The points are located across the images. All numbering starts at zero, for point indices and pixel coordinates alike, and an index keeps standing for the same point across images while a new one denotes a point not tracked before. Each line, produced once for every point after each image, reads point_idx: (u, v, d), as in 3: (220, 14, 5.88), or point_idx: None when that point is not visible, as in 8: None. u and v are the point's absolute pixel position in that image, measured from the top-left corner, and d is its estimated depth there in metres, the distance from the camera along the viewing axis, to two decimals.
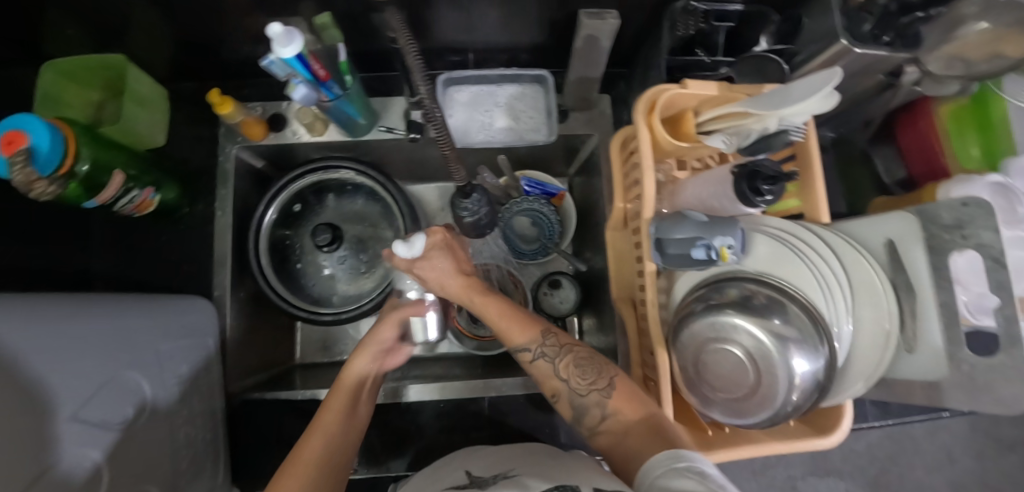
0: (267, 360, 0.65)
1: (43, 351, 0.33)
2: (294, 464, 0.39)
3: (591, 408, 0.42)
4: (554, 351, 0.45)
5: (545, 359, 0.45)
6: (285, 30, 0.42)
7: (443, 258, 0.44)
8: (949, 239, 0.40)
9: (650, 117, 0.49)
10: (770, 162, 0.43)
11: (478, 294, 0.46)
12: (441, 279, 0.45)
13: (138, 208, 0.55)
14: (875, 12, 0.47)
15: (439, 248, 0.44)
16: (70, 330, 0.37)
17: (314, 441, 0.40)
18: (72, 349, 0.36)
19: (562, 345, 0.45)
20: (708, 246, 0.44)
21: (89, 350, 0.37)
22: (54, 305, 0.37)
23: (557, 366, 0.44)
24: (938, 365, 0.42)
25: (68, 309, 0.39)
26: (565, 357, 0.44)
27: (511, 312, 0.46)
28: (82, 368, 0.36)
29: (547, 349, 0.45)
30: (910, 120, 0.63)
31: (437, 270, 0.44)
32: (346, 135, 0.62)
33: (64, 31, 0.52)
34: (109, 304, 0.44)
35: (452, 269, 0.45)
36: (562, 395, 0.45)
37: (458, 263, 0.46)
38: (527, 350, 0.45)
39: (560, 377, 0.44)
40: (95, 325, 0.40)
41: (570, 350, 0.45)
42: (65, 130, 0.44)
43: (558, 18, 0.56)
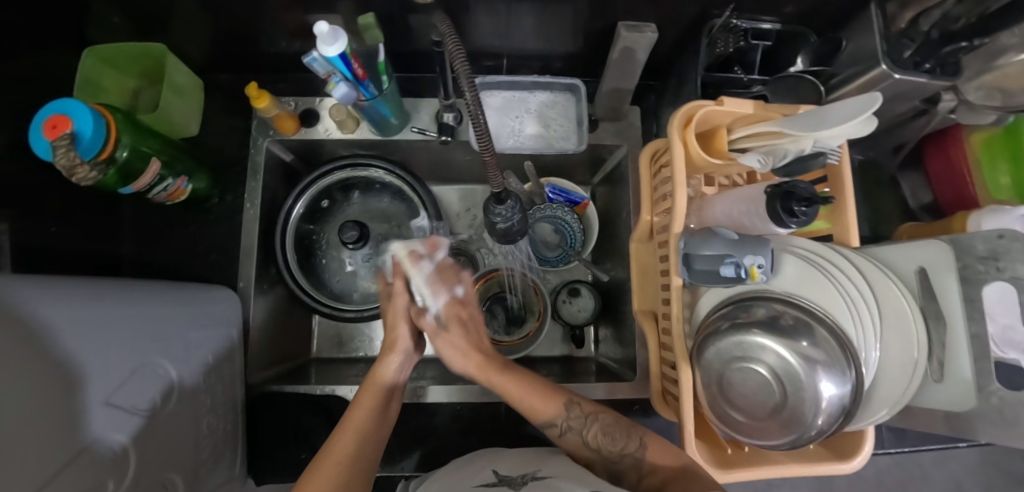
0: (286, 353, 0.66)
1: (81, 334, 0.33)
2: (324, 462, 0.40)
3: (629, 469, 0.44)
4: (580, 423, 0.47)
5: (572, 432, 0.47)
6: (331, 29, 0.42)
7: (460, 331, 0.49)
8: (983, 269, 0.41)
9: (685, 132, 0.49)
10: (806, 183, 0.43)
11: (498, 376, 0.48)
12: (460, 356, 0.49)
13: (172, 196, 0.55)
14: (917, 39, 0.48)
15: (453, 322, 0.49)
16: (108, 315, 0.37)
17: (343, 441, 0.42)
18: (108, 333, 0.36)
19: (589, 414, 0.47)
20: (738, 264, 0.44)
21: (123, 335, 0.38)
22: (91, 289, 0.38)
23: (586, 436, 0.47)
24: (966, 397, 0.42)
25: (105, 293, 0.39)
26: (593, 427, 0.47)
27: (532, 386, 0.48)
28: (116, 353, 0.36)
29: (572, 422, 0.47)
30: (942, 147, 0.64)
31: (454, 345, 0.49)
32: (375, 134, 0.63)
33: (110, 18, 0.53)
34: (142, 290, 0.44)
35: (466, 348, 0.49)
36: (596, 463, 0.46)
37: (473, 345, 0.50)
38: (554, 425, 0.47)
39: (590, 447, 0.46)
40: (130, 310, 0.40)
41: (596, 419, 0.47)
42: (107, 117, 0.45)
43: (596, 29, 0.56)
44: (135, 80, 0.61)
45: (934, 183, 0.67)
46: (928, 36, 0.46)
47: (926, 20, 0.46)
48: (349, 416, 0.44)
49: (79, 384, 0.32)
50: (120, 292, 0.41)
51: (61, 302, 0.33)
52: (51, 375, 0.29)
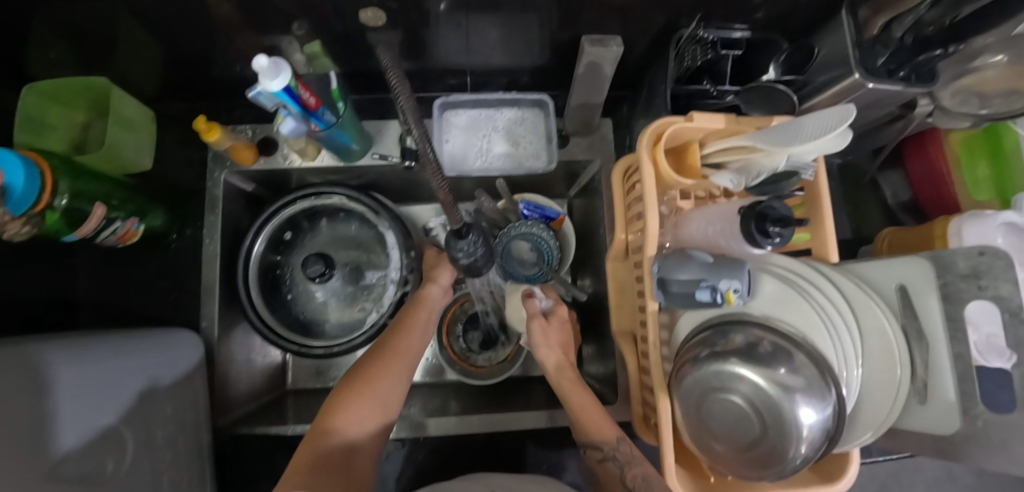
0: (258, 388, 0.64)
1: (33, 399, 0.31)
2: (391, 354, 0.47)
3: None
4: (627, 458, 0.43)
5: (615, 462, 0.43)
6: (271, 62, 0.40)
7: (557, 331, 0.55)
8: (964, 288, 0.39)
9: (655, 149, 0.48)
10: (780, 203, 0.41)
11: (575, 386, 0.50)
12: (546, 348, 0.53)
13: (122, 239, 0.53)
14: (891, 45, 0.44)
15: (555, 320, 0.57)
16: (54, 378, 0.34)
17: (401, 343, 0.49)
18: (64, 396, 0.34)
19: (638, 457, 0.43)
20: (713, 289, 0.43)
21: (76, 394, 0.36)
22: (37, 348, 0.35)
23: (625, 473, 0.41)
24: (952, 417, 0.40)
25: (51, 354, 0.36)
26: (637, 468, 0.41)
27: (594, 407, 0.47)
28: (64, 422, 0.34)
29: (619, 454, 0.43)
30: (919, 147, 0.63)
31: (547, 337, 0.54)
32: (338, 160, 0.60)
33: (46, 54, 0.50)
34: (90, 342, 0.41)
35: (557, 347, 0.54)
36: None
37: (563, 348, 0.55)
38: (599, 449, 0.44)
39: (624, 483, 0.41)
40: (81, 367, 0.38)
41: (642, 465, 0.42)
42: (42, 165, 0.42)
43: (562, 42, 0.54)
44: (81, 114, 0.57)
45: (914, 184, 0.66)
46: (902, 42, 0.43)
47: (898, 26, 0.43)
48: (406, 323, 0.50)
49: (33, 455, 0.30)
50: (63, 348, 0.38)
51: (13, 363, 0.31)
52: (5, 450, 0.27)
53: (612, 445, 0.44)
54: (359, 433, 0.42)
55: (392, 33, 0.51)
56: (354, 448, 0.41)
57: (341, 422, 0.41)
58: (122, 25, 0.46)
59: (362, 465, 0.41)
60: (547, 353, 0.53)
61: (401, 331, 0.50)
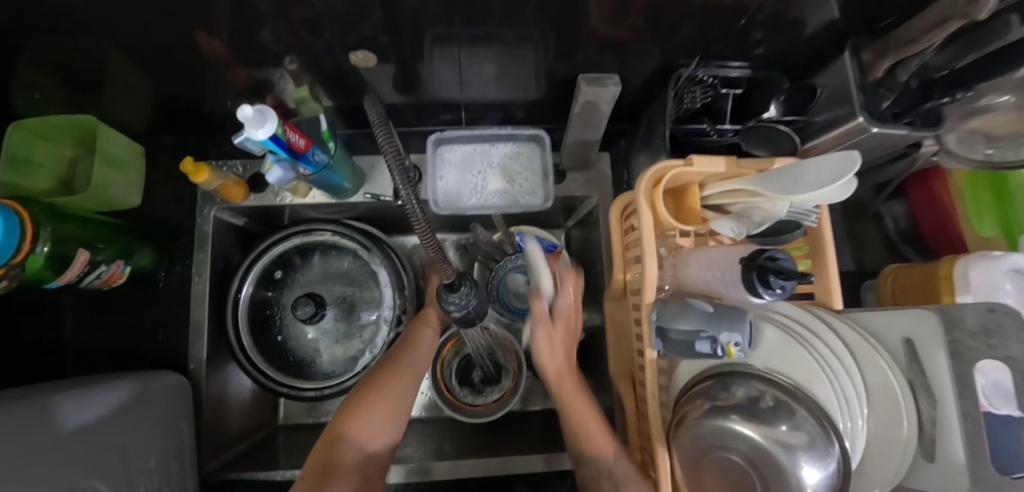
0: (247, 428, 0.62)
1: (9, 466, 0.30)
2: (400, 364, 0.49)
3: None
4: (625, 477, 0.42)
5: (609, 480, 0.42)
6: (257, 112, 0.39)
7: (563, 333, 0.53)
8: (972, 345, 0.37)
9: (654, 192, 0.47)
10: (785, 255, 0.40)
11: (581, 401, 0.48)
12: (551, 353, 0.52)
13: (108, 281, 0.51)
14: (896, 89, 0.44)
15: (560, 320, 0.53)
16: (33, 438, 0.33)
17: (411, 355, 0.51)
18: (43, 457, 0.33)
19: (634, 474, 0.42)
20: (713, 340, 0.41)
21: (56, 454, 0.34)
22: (19, 405, 0.34)
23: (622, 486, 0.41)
24: (958, 481, 0.38)
25: (34, 409, 0.35)
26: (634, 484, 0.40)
27: (599, 418, 0.47)
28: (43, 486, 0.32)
29: (619, 473, 0.42)
30: (922, 180, 0.62)
31: (551, 342, 0.52)
32: (329, 198, 0.60)
33: (33, 94, 0.49)
34: (83, 390, 0.41)
35: (566, 356, 0.53)
36: None
37: (566, 350, 0.53)
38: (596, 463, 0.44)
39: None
40: (65, 422, 0.37)
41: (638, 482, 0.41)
42: (22, 212, 0.40)
43: (559, 78, 0.53)
44: (70, 148, 0.56)
45: (915, 211, 0.65)
46: (907, 85, 0.43)
47: (902, 70, 0.42)
48: (415, 337, 0.52)
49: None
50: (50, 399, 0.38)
51: None
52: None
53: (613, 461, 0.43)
54: (371, 440, 0.44)
55: (384, 69, 0.50)
56: (367, 454, 0.44)
57: (354, 427, 0.43)
58: (110, 62, 0.45)
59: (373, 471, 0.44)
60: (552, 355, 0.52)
61: (410, 343, 0.52)
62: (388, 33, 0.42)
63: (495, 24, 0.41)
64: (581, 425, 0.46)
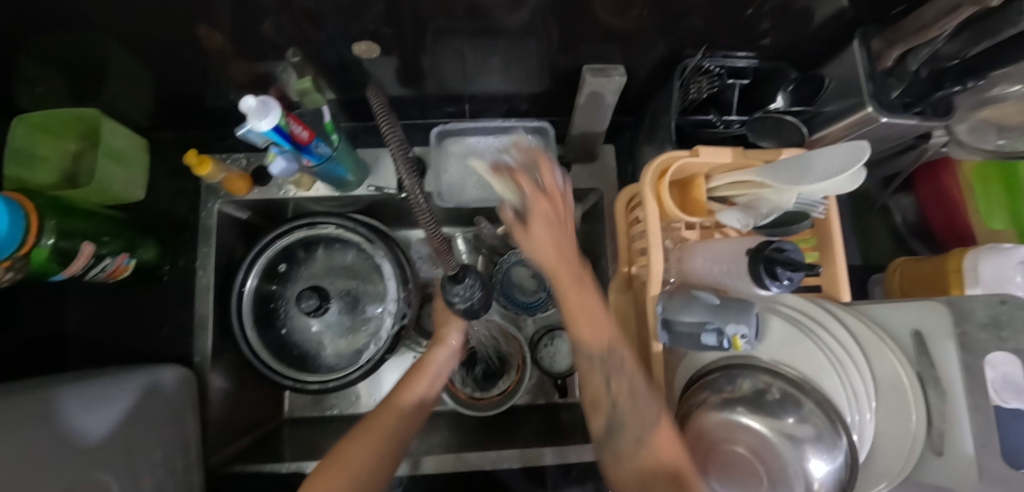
0: (252, 421, 0.62)
1: (15, 456, 0.30)
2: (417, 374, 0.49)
3: (626, 444, 0.32)
4: (617, 367, 0.33)
5: (601, 370, 0.34)
6: (259, 102, 0.39)
7: (547, 222, 0.32)
8: (983, 338, 0.36)
9: (660, 184, 0.46)
10: (792, 247, 0.40)
11: (574, 290, 0.33)
12: (532, 240, 0.33)
13: (113, 274, 0.51)
14: (906, 78, 0.43)
15: (536, 211, 0.32)
16: (37, 432, 0.33)
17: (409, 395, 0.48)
18: (48, 449, 0.33)
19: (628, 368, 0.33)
20: (720, 332, 0.41)
21: (60, 446, 0.34)
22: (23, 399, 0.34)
23: (610, 375, 0.33)
24: (965, 475, 0.37)
25: (38, 404, 0.35)
26: (625, 376, 0.33)
27: (597, 307, 0.33)
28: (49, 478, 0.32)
29: (609, 369, 0.33)
30: (929, 173, 0.62)
31: (530, 235, 0.33)
32: (333, 191, 0.60)
33: (35, 88, 0.49)
34: (88, 384, 0.42)
35: (560, 238, 0.32)
36: (598, 410, 0.35)
37: (556, 232, 0.32)
38: (589, 354, 0.34)
39: (607, 395, 0.33)
40: (67, 416, 0.37)
41: (631, 375, 0.33)
42: (26, 206, 0.40)
43: (563, 70, 0.53)
44: (73, 141, 0.56)
45: (925, 209, 0.64)
46: (917, 75, 0.43)
47: (913, 58, 0.41)
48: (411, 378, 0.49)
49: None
50: (55, 392, 0.38)
51: None
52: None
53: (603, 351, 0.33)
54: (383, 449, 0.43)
55: (387, 62, 0.49)
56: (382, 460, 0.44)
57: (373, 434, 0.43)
58: (112, 55, 0.45)
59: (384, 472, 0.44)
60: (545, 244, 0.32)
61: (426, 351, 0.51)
62: (391, 24, 0.41)
63: (499, 16, 0.40)
64: (571, 312, 0.33)
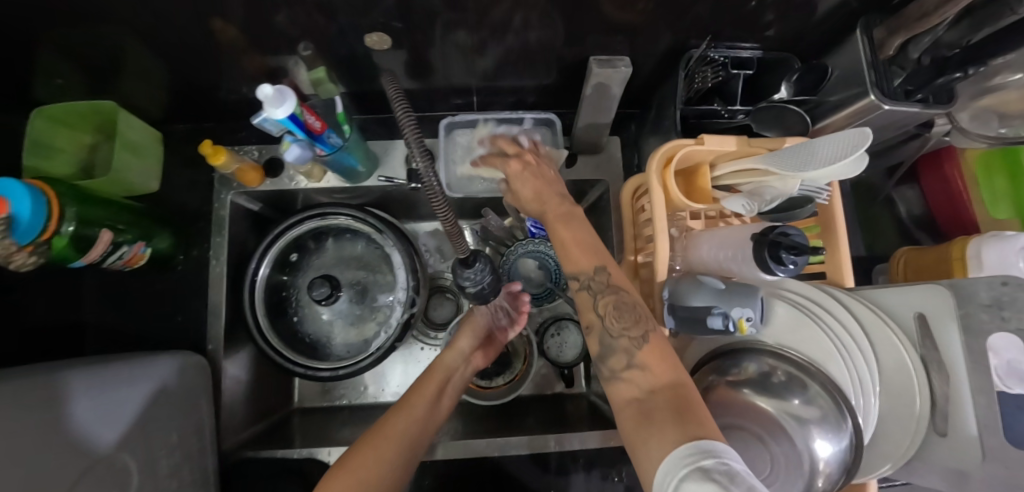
0: (264, 410, 0.63)
1: None
2: (433, 372, 0.55)
3: (617, 351, 0.36)
4: (603, 285, 0.38)
5: (588, 290, 0.39)
6: (276, 91, 0.40)
7: (529, 176, 0.45)
8: (985, 318, 0.37)
9: (666, 172, 0.47)
10: (797, 231, 0.41)
11: (562, 223, 0.41)
12: (520, 185, 0.45)
13: (129, 263, 0.53)
14: (908, 67, 0.46)
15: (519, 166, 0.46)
16: (43, 421, 0.34)
17: (418, 402, 0.50)
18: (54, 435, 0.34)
19: (614, 284, 0.38)
20: (726, 316, 0.42)
21: (67, 432, 0.36)
22: (33, 388, 0.36)
23: (598, 297, 0.39)
24: (971, 455, 0.38)
25: (49, 395, 0.37)
26: (610, 295, 0.38)
27: (584, 237, 0.40)
28: (61, 456, 0.34)
29: (592, 284, 0.38)
30: (934, 164, 0.62)
31: (519, 180, 0.46)
32: (344, 182, 0.61)
33: (54, 80, 0.50)
34: (99, 371, 0.44)
35: (539, 184, 0.45)
36: (592, 330, 0.39)
37: (536, 186, 0.45)
38: (577, 278, 0.40)
39: (596, 311, 0.38)
40: (73, 402, 0.38)
41: (617, 291, 0.38)
42: (48, 193, 0.41)
43: (569, 62, 0.54)
44: (90, 135, 0.57)
45: (930, 198, 0.64)
46: (919, 63, 0.44)
47: (914, 46, 0.44)
48: (418, 386, 0.52)
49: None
50: (63, 378, 0.40)
51: None
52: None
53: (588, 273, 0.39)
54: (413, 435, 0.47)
55: (397, 54, 0.50)
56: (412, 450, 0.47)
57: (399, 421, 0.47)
58: (129, 48, 0.46)
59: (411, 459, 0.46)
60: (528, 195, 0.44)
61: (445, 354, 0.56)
62: (401, 17, 0.42)
63: (506, 8, 0.41)
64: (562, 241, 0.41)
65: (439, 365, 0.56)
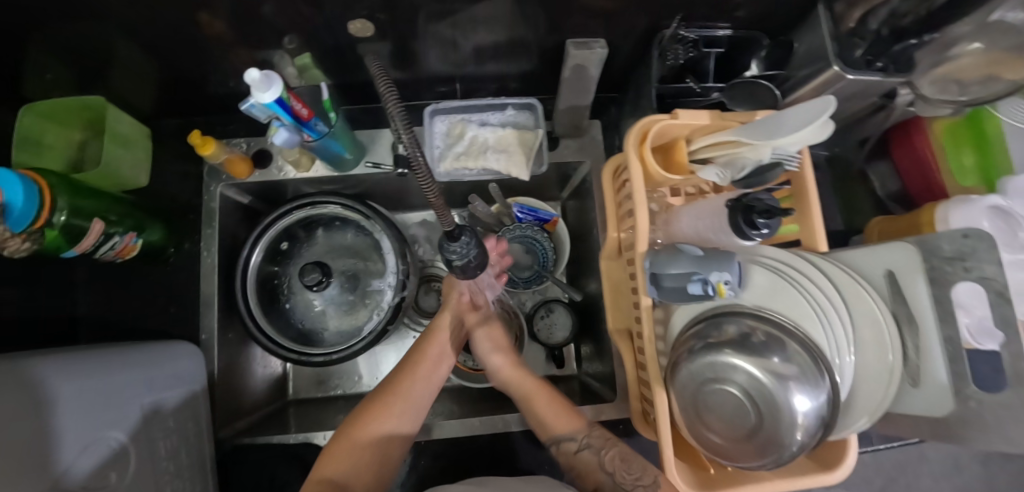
0: (260, 400, 0.64)
1: (35, 410, 0.31)
2: (423, 351, 0.55)
3: None
4: (599, 443, 0.47)
5: (590, 450, 0.47)
6: (263, 75, 0.41)
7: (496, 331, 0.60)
8: (950, 270, 0.39)
9: (642, 148, 0.49)
10: (768, 195, 0.42)
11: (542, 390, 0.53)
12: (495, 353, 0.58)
13: (121, 253, 0.54)
14: (868, 37, 0.47)
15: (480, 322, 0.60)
16: (59, 391, 0.34)
17: (406, 388, 0.51)
18: (66, 411, 0.34)
19: (608, 438, 0.48)
20: (705, 281, 0.43)
21: (81, 404, 0.36)
22: (52, 360, 0.37)
23: (602, 458, 0.46)
24: (944, 401, 0.40)
25: (59, 366, 0.37)
26: (612, 450, 0.47)
27: (558, 400, 0.52)
28: (70, 429, 0.34)
29: (592, 440, 0.47)
30: (905, 138, 0.64)
31: (491, 342, 0.59)
32: (332, 170, 0.63)
33: (44, 75, 0.51)
34: (59, 356, 0.38)
35: (506, 353, 0.58)
36: (604, 490, 0.45)
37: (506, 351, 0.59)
38: (572, 440, 0.48)
39: (606, 469, 0.45)
40: (53, 385, 0.34)
41: (614, 445, 0.47)
42: (40, 182, 0.42)
43: (548, 48, 0.55)
44: (80, 131, 0.57)
45: (903, 174, 0.66)
46: (877, 34, 0.46)
47: (873, 18, 0.45)
48: (422, 350, 0.54)
49: (35, 475, 0.29)
50: (30, 363, 0.34)
51: (6, 376, 0.30)
52: (11, 465, 0.27)
53: (583, 433, 0.48)
54: (401, 424, 0.48)
55: (382, 44, 0.52)
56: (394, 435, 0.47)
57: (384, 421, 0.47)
58: (118, 43, 0.47)
59: (393, 452, 0.47)
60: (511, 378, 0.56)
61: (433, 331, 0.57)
62: (384, 9, 0.44)
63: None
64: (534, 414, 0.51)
65: (436, 337, 0.56)
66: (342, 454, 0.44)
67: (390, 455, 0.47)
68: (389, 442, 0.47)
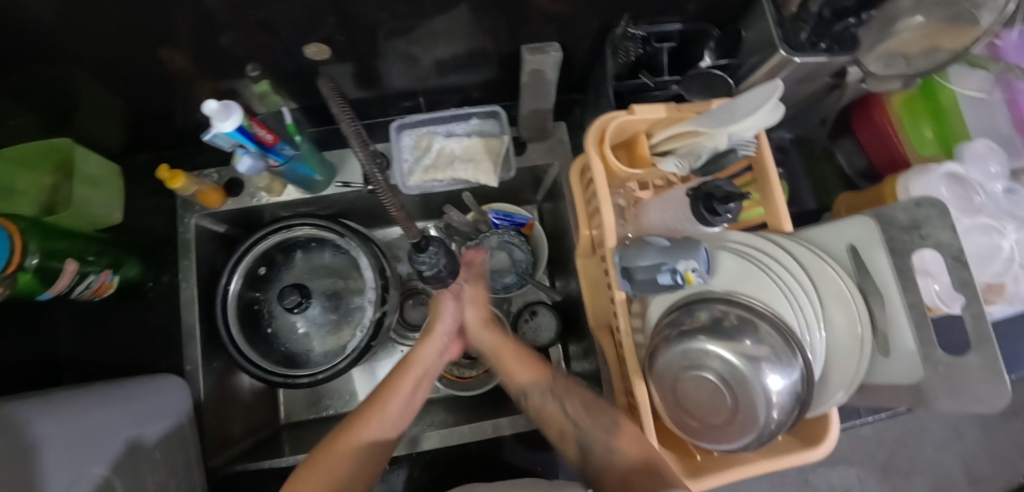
0: (251, 426, 0.65)
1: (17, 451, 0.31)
2: (409, 363, 0.52)
3: (599, 447, 0.44)
4: (560, 391, 0.51)
5: (550, 397, 0.51)
6: (222, 105, 0.42)
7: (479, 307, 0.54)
8: (908, 240, 0.40)
9: (602, 147, 0.49)
10: (725, 181, 0.43)
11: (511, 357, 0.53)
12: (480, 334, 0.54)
13: (98, 292, 0.54)
14: (809, 20, 0.48)
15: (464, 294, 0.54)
16: (41, 431, 0.35)
17: (388, 401, 0.50)
18: (49, 451, 0.34)
19: (568, 387, 0.51)
20: (673, 271, 0.43)
21: (65, 443, 0.36)
22: (33, 403, 0.37)
23: (566, 408, 0.50)
24: (915, 368, 0.40)
25: (40, 408, 0.37)
26: (574, 398, 0.50)
27: (521, 356, 0.53)
28: (56, 467, 0.34)
29: (553, 392, 0.51)
30: (865, 115, 0.65)
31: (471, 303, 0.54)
32: (304, 192, 0.63)
33: (8, 122, 0.51)
34: (37, 399, 0.39)
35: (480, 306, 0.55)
36: (568, 435, 0.49)
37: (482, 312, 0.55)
38: (535, 391, 0.52)
39: (566, 414, 0.49)
40: (33, 425, 0.34)
41: (574, 390, 0.51)
42: (12, 227, 0.42)
43: (506, 55, 0.56)
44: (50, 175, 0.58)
45: (866, 148, 0.68)
46: (819, 16, 0.47)
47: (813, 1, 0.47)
48: (404, 367, 0.52)
49: None
50: (7, 408, 0.35)
51: None
52: None
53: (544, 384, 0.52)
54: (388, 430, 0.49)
55: (342, 65, 0.53)
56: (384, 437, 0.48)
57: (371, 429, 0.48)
58: (80, 84, 0.48)
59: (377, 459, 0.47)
60: (486, 341, 0.55)
61: (414, 359, 0.52)
62: (340, 31, 0.45)
63: (434, 12, 0.44)
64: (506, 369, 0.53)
65: (417, 357, 0.52)
66: (323, 463, 0.45)
67: (365, 470, 0.46)
68: (376, 445, 0.47)
